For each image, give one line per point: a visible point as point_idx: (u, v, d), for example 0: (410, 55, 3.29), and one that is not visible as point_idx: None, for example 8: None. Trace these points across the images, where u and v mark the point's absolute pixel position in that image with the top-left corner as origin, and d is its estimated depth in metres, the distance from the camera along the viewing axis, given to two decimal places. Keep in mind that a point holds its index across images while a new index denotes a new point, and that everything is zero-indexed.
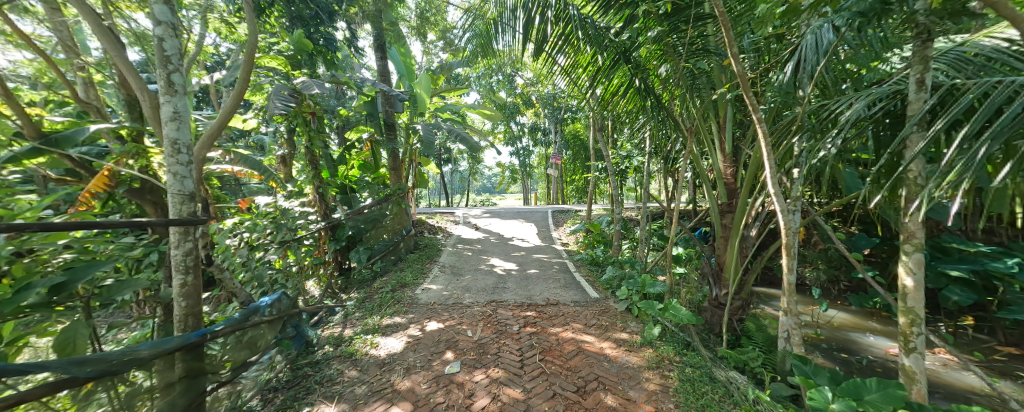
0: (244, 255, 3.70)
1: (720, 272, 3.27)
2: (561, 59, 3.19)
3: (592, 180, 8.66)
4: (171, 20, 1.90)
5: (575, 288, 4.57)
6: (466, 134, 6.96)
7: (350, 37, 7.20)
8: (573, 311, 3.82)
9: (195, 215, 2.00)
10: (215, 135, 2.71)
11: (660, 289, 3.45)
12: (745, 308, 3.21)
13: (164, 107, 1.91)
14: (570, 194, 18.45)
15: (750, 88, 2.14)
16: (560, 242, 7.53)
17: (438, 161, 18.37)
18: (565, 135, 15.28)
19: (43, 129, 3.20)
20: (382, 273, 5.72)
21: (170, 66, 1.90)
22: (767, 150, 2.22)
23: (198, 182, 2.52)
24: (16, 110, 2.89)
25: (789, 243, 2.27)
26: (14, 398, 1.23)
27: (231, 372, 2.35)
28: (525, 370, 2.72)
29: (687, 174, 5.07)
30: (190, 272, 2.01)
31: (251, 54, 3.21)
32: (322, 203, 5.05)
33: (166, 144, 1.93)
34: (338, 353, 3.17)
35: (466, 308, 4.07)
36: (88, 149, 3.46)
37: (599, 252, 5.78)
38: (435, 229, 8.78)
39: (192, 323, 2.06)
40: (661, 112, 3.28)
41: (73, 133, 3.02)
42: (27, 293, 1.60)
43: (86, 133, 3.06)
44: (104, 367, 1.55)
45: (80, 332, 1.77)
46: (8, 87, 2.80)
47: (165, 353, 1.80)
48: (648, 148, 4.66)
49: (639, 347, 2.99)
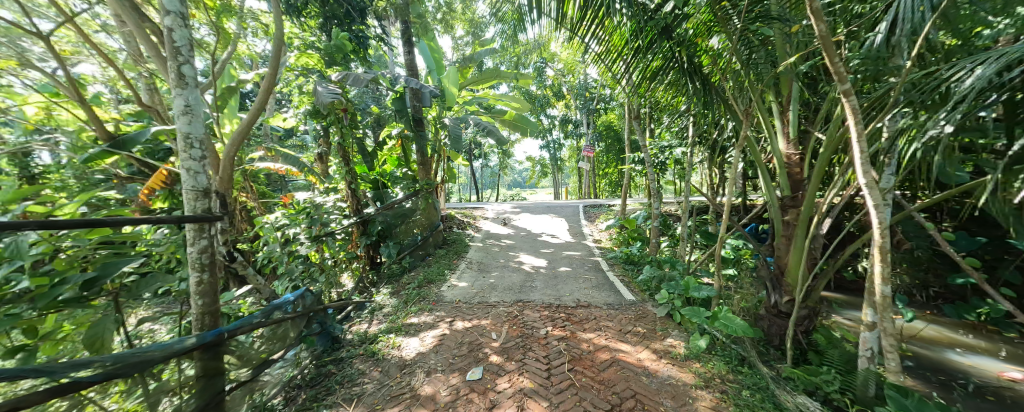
0: (277, 250, 3.77)
1: (783, 276, 2.76)
2: (594, 45, 2.88)
3: (628, 174, 8.13)
4: (179, 9, 1.89)
5: (608, 289, 4.27)
6: (495, 127, 6.73)
7: (381, 34, 7.24)
8: (605, 315, 3.54)
9: (209, 211, 1.98)
10: (245, 130, 2.71)
11: (706, 294, 3.05)
12: (814, 318, 2.74)
13: (176, 101, 1.92)
14: (603, 188, 17.72)
15: (838, 56, 1.69)
16: (592, 239, 7.16)
17: (468, 156, 18.44)
18: (598, 127, 14.62)
19: (109, 132, 3.38)
20: (411, 268, 5.69)
21: (180, 57, 1.91)
22: (857, 132, 1.74)
23: (220, 178, 2.50)
24: (87, 114, 3.08)
25: (885, 248, 1.82)
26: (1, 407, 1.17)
27: (251, 371, 2.32)
28: (552, 382, 2.48)
29: (738, 165, 4.54)
30: (205, 269, 1.99)
31: (278, 46, 3.20)
32: (354, 198, 5.08)
33: (179, 140, 1.92)
34: (361, 351, 3.14)
35: (492, 307, 3.90)
36: (157, 149, 3.73)
37: (635, 250, 5.39)
38: (464, 224, 8.71)
39: (209, 322, 2.04)
40: (709, 96, 2.86)
41: (136, 134, 3.13)
42: (61, 289, 1.58)
43: (147, 134, 3.16)
44: (108, 371, 1.48)
45: (108, 327, 1.79)
46: (82, 93, 3.01)
47: (178, 353, 1.74)
48: (692, 136, 4.19)
49: (683, 360, 2.67)
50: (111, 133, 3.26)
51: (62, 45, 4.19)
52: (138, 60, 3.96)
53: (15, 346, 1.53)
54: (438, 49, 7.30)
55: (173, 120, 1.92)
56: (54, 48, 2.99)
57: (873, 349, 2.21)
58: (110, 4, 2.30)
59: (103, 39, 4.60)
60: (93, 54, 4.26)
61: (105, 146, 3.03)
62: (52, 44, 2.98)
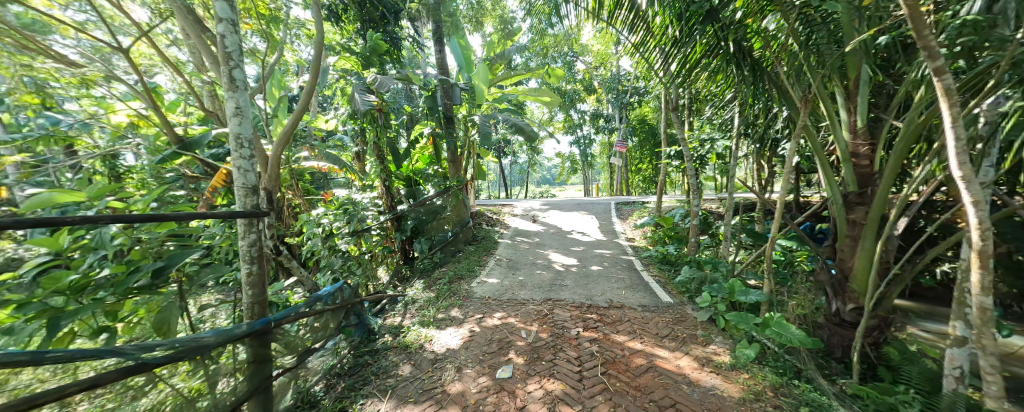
0: (319, 244, 3.98)
1: (846, 282, 2.50)
2: (631, 35, 2.74)
3: (664, 170, 7.76)
4: (230, 16, 2.00)
5: (643, 290, 4.09)
6: (525, 123, 6.65)
7: (414, 34, 7.38)
8: (640, 317, 3.39)
9: (258, 207, 2.09)
10: (290, 131, 2.84)
11: (754, 298, 2.83)
12: (884, 330, 2.45)
13: (229, 104, 2.04)
14: (636, 184, 17.12)
15: (929, 30, 1.45)
16: (625, 237, 6.92)
17: (497, 153, 18.55)
18: (631, 121, 14.09)
19: (177, 136, 3.70)
20: (442, 264, 5.80)
21: (231, 62, 2.02)
22: (951, 118, 1.50)
23: (267, 175, 2.64)
24: (160, 119, 3.38)
25: (985, 253, 1.56)
26: (83, 384, 1.27)
27: (295, 358, 2.43)
28: (584, 385, 2.41)
29: (791, 159, 4.16)
30: (255, 262, 2.10)
31: (319, 49, 3.32)
32: (388, 195, 5.21)
33: (231, 140, 2.03)
34: (395, 343, 3.22)
35: (522, 305, 3.86)
36: (218, 151, 4.03)
37: (672, 249, 5.13)
38: (493, 221, 8.73)
39: (259, 311, 2.16)
40: (760, 83, 2.62)
41: (200, 136, 3.40)
42: (133, 278, 1.72)
43: (209, 136, 3.39)
44: (171, 354, 1.58)
45: (173, 313, 1.92)
46: (154, 101, 3.30)
47: (231, 340, 1.83)
48: (737, 128, 3.89)
49: (728, 369, 2.49)
50: (179, 137, 3.56)
51: (141, 59, 4.66)
52: (201, 69, 4.29)
53: (98, 328, 1.69)
54: (468, 46, 7.31)
55: (225, 122, 2.04)
56: (133, 61, 3.30)
57: (962, 368, 1.98)
58: (172, 15, 2.48)
59: (173, 52, 5.07)
60: (165, 66, 4.69)
61: (175, 148, 3.30)
62: (131, 57, 3.30)
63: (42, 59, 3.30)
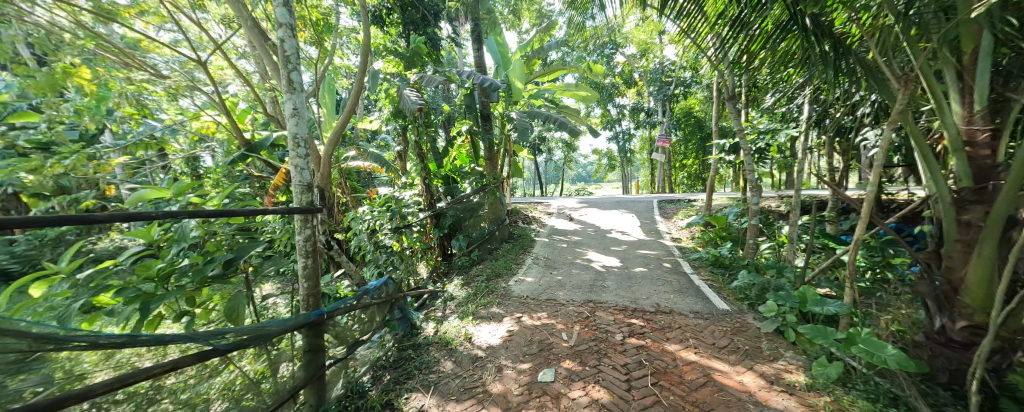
0: (365, 240, 4.15)
1: (954, 294, 2.14)
2: (686, 19, 2.54)
3: (713, 166, 7.21)
4: (289, 21, 2.10)
5: (694, 295, 3.82)
6: (563, 119, 6.49)
7: (453, 34, 7.48)
8: (692, 324, 3.15)
9: (313, 204, 2.18)
10: (340, 131, 2.96)
11: (833, 309, 2.52)
12: (1007, 354, 2.04)
13: (287, 105, 2.14)
14: (679, 181, 16.18)
15: None
16: (670, 237, 6.53)
17: (533, 150, 18.45)
18: (676, 114, 13.31)
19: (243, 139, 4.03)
20: (479, 261, 5.83)
21: (290, 65, 2.12)
22: None
23: (320, 173, 2.77)
24: (230, 123, 3.68)
25: None
26: (163, 366, 1.37)
27: (345, 349, 2.53)
28: (633, 395, 2.27)
29: (874, 151, 3.64)
30: (310, 256, 2.20)
31: (366, 50, 3.43)
32: (428, 192, 5.30)
33: (289, 140, 2.14)
34: (437, 339, 3.26)
35: (562, 306, 3.76)
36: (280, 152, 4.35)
37: (725, 251, 4.75)
38: (529, 218, 8.67)
39: (313, 303, 2.26)
40: (844, 63, 2.29)
41: (264, 139, 3.66)
42: (208, 268, 1.84)
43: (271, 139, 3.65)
44: (239, 341, 1.67)
45: (240, 302, 2.04)
46: (225, 107, 3.60)
47: (290, 330, 1.91)
48: (807, 117, 3.48)
49: (801, 389, 2.22)
50: (245, 139, 3.87)
51: (216, 70, 5.16)
52: (265, 78, 4.64)
53: (180, 312, 1.85)
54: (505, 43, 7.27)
55: (284, 122, 2.15)
56: (209, 73, 3.60)
57: None
58: (240, 25, 2.67)
59: (242, 63, 5.56)
60: (237, 76, 5.15)
61: (243, 150, 3.59)
62: (208, 70, 3.59)
63: (139, 73, 3.74)
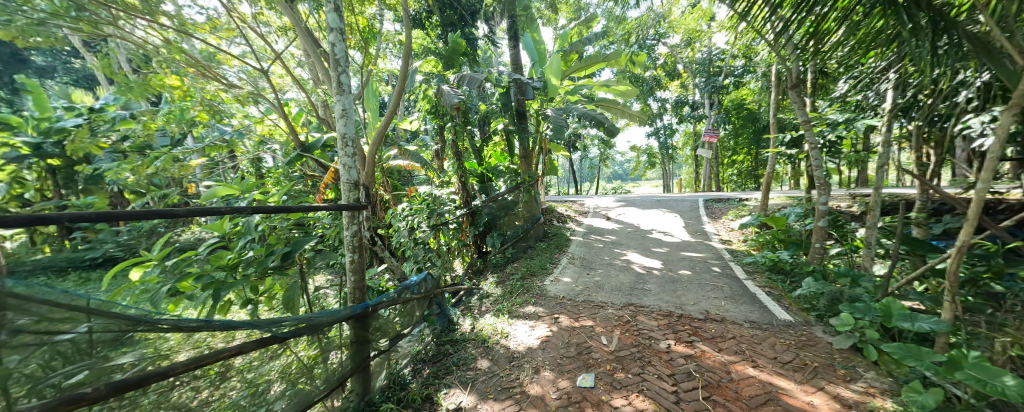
0: (405, 237, 4.28)
1: None
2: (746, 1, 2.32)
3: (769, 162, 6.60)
4: (339, 26, 2.20)
5: (748, 302, 3.51)
6: (601, 115, 6.27)
7: (490, 34, 7.50)
8: (748, 334, 2.90)
9: (359, 201, 2.26)
10: (383, 131, 3.05)
11: (928, 326, 2.19)
12: None
13: (337, 106, 2.23)
14: (728, 177, 15.05)
15: None
16: (718, 238, 6.09)
17: (569, 147, 18.16)
18: (725, 106, 12.39)
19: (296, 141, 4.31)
20: (514, 259, 5.82)
21: (340, 68, 2.20)
22: None
23: (365, 172, 2.88)
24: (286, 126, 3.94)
25: None
26: (231, 350, 1.43)
27: (388, 342, 2.60)
28: (682, 408, 2.12)
29: (976, 143, 3.12)
30: (356, 251, 2.29)
31: (408, 52, 3.51)
32: (464, 190, 5.36)
33: (339, 140, 2.23)
34: (473, 336, 3.27)
35: (600, 308, 3.62)
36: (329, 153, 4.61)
37: (784, 255, 4.32)
38: (565, 217, 8.51)
39: (359, 296, 2.34)
40: (945, 40, 1.96)
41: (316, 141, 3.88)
42: (269, 260, 1.96)
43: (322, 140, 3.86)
44: (295, 329, 1.75)
45: (296, 292, 2.13)
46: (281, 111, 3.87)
47: (338, 321, 1.99)
48: (891, 105, 3.06)
49: None
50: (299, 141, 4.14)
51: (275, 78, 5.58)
52: (317, 83, 4.94)
53: (246, 300, 1.98)
54: (541, 40, 7.17)
55: (334, 123, 2.24)
56: (270, 81, 3.88)
57: None
58: (296, 33, 2.84)
59: (296, 70, 5.97)
60: (294, 82, 5.54)
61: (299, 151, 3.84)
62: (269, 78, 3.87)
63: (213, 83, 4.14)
